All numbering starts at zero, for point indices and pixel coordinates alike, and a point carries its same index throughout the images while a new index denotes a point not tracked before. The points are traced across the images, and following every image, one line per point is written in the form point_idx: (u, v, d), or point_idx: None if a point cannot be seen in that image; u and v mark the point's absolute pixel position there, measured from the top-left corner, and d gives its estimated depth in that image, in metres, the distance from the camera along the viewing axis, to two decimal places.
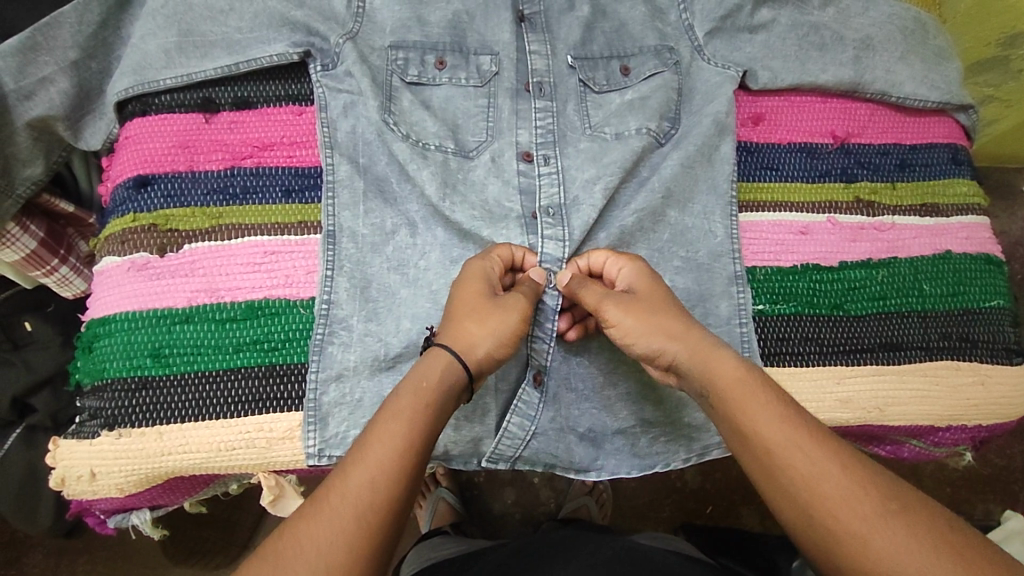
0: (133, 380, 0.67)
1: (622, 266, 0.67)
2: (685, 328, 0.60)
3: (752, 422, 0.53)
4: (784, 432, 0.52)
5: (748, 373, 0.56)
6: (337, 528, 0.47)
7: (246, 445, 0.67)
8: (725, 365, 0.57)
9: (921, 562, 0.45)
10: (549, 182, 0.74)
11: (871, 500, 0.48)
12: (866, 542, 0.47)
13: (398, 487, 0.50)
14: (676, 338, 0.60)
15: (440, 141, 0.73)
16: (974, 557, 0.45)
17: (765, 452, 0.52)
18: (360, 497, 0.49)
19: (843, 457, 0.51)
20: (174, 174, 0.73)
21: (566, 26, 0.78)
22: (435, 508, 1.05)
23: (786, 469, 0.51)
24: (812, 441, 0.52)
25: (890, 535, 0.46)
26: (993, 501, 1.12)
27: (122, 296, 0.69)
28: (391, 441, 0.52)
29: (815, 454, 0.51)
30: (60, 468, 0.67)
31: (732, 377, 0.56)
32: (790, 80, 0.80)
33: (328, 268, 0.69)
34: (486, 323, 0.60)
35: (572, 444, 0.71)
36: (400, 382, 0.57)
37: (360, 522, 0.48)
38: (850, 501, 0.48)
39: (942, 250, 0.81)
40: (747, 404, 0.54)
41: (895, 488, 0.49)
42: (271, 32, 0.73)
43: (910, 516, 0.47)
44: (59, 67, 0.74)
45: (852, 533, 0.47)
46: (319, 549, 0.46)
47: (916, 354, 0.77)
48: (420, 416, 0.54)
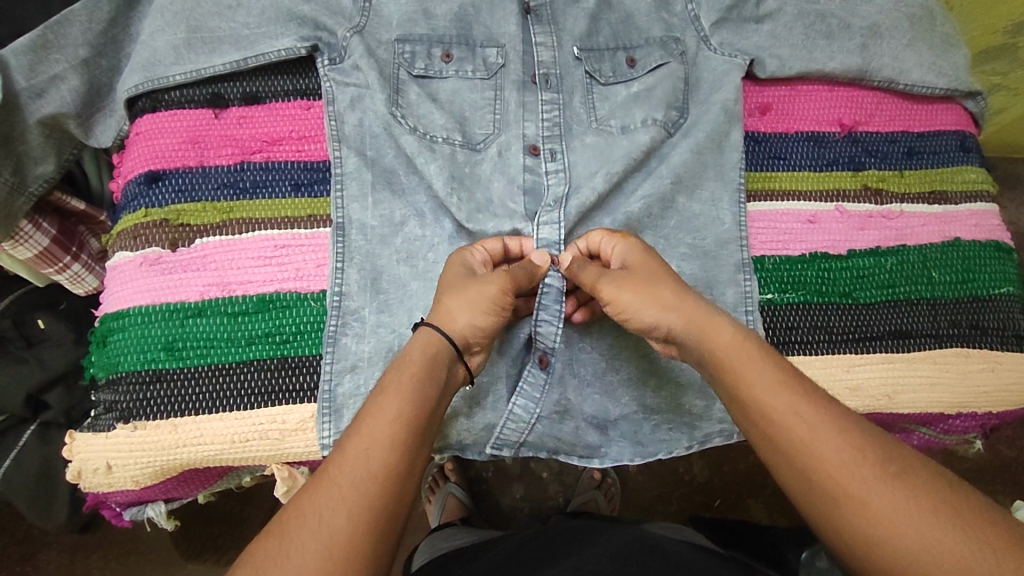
0: (147, 372, 0.68)
1: (617, 245, 0.66)
2: (680, 299, 0.59)
3: (751, 389, 0.53)
4: (782, 400, 0.52)
5: (746, 341, 0.55)
6: (339, 501, 0.48)
7: (260, 436, 0.67)
8: (722, 337, 0.56)
9: (921, 524, 0.45)
10: (556, 178, 0.74)
11: (871, 464, 0.48)
12: (866, 503, 0.47)
13: (399, 457, 0.51)
14: (671, 308, 0.59)
15: (448, 133, 0.74)
16: (973, 520, 0.45)
17: (764, 418, 0.52)
18: (360, 469, 0.49)
19: (843, 420, 0.51)
20: (184, 169, 0.73)
21: (571, 18, 0.78)
22: (444, 504, 1.05)
23: (786, 435, 0.51)
24: (814, 405, 0.51)
25: (890, 499, 0.47)
26: (1003, 492, 1.11)
27: (136, 291, 0.70)
28: (391, 414, 0.52)
29: (814, 421, 0.50)
30: (77, 460, 0.68)
31: (729, 346, 0.55)
32: (797, 68, 0.80)
33: (339, 261, 0.70)
34: (461, 295, 0.61)
35: (584, 434, 0.72)
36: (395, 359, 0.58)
37: (366, 494, 0.49)
38: (849, 467, 0.48)
39: (950, 237, 0.81)
40: (745, 371, 0.54)
41: (895, 451, 0.49)
42: (279, 27, 0.74)
43: (907, 479, 0.47)
44: (69, 65, 0.74)
45: (851, 496, 0.48)
46: (323, 521, 0.47)
47: (926, 341, 0.77)
48: (417, 389, 0.54)
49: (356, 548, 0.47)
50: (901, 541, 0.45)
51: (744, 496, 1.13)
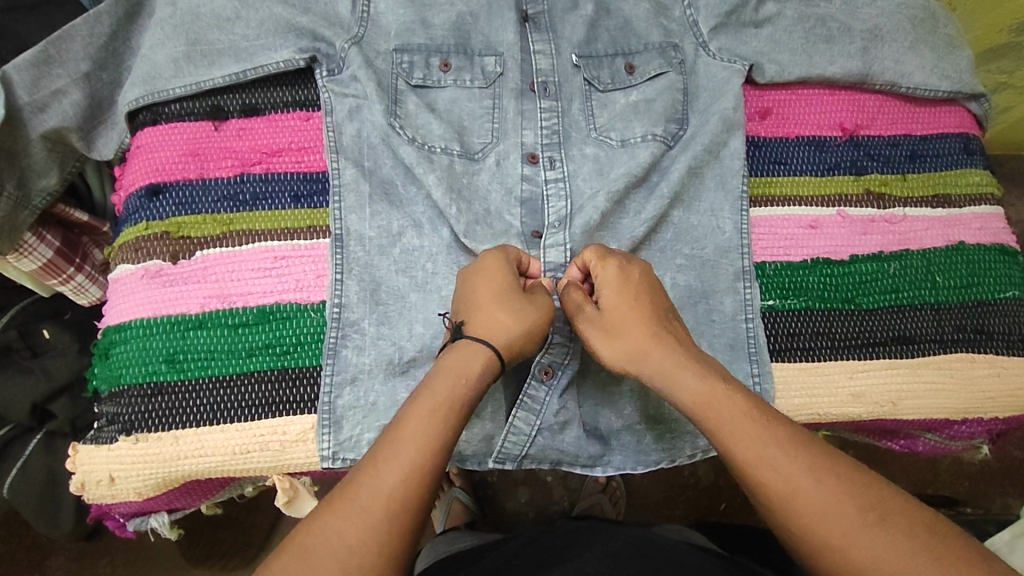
0: (149, 385, 0.68)
1: (608, 270, 0.63)
2: (646, 350, 0.59)
3: (727, 440, 0.54)
4: (763, 450, 0.53)
5: (716, 390, 0.56)
6: (360, 525, 0.50)
7: (261, 448, 0.67)
8: (689, 388, 0.57)
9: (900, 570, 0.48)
10: (555, 193, 0.74)
11: (852, 510, 0.50)
12: (847, 551, 0.49)
13: (421, 483, 0.52)
14: (636, 359, 0.59)
15: (446, 144, 0.74)
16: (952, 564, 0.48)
17: (744, 471, 0.53)
18: (380, 495, 0.51)
19: (826, 465, 0.52)
20: (184, 182, 0.74)
21: (569, 25, 0.78)
22: (449, 508, 1.04)
23: (765, 480, 0.52)
24: (794, 450, 0.53)
25: (870, 547, 0.49)
26: (1013, 494, 1.10)
27: (137, 304, 0.70)
28: (414, 438, 0.53)
29: (794, 469, 0.52)
30: (81, 473, 0.69)
31: (702, 399, 0.56)
32: (797, 73, 0.80)
33: (338, 272, 0.70)
34: (519, 317, 0.60)
35: (586, 445, 0.71)
36: (440, 374, 0.57)
37: (387, 518, 0.51)
38: (831, 515, 0.50)
39: (954, 241, 0.80)
40: (721, 423, 0.55)
41: (877, 493, 0.51)
42: (277, 38, 0.74)
43: (887, 522, 0.50)
44: (71, 79, 0.75)
45: (833, 545, 0.50)
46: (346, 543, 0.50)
47: (929, 346, 0.76)
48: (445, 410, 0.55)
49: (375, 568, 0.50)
50: None
51: (749, 500, 1.13)
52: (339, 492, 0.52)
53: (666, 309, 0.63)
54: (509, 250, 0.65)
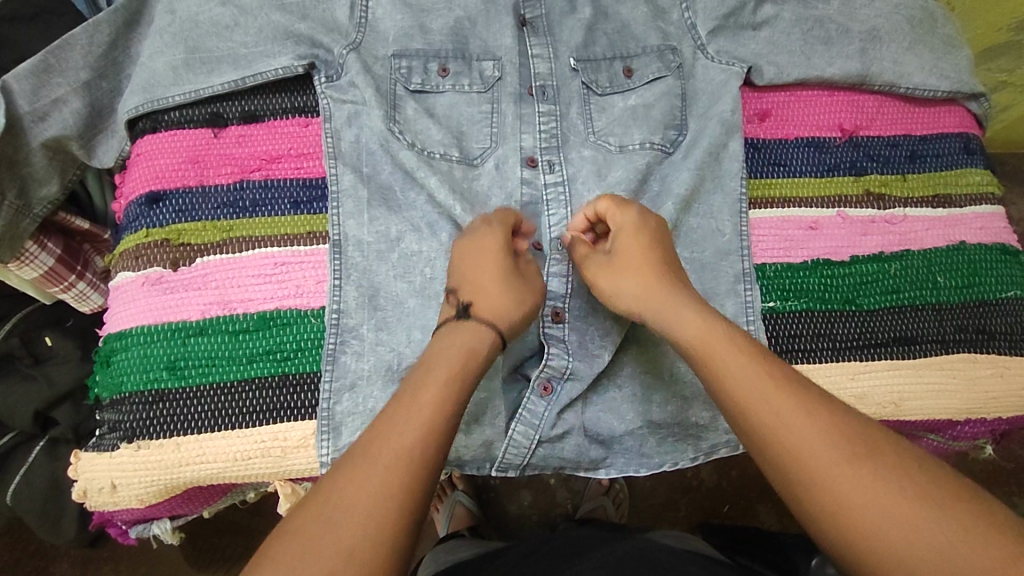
0: (150, 392, 0.68)
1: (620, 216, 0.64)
2: (648, 287, 0.61)
3: (722, 376, 0.54)
4: (752, 384, 0.53)
5: (713, 329, 0.56)
6: (360, 510, 0.48)
7: (262, 454, 0.67)
8: (688, 326, 0.57)
9: (891, 503, 0.47)
10: (555, 200, 0.75)
11: (841, 446, 0.49)
12: (829, 484, 0.48)
13: (423, 467, 0.51)
14: (642, 296, 0.61)
15: (445, 151, 0.74)
16: (945, 498, 0.47)
17: (732, 404, 0.53)
18: (378, 481, 0.49)
19: (816, 403, 0.52)
20: (184, 190, 0.74)
21: (567, 29, 0.78)
22: (452, 512, 1.05)
23: (759, 417, 0.52)
24: (783, 389, 0.52)
25: (853, 479, 0.48)
26: (1018, 493, 1.10)
27: (138, 312, 0.70)
28: (417, 422, 0.52)
29: (782, 403, 0.52)
30: (83, 480, 0.69)
31: (698, 336, 0.57)
32: (795, 75, 0.80)
33: (336, 278, 0.70)
34: (517, 297, 0.62)
35: (587, 450, 0.71)
36: (448, 349, 0.58)
37: (391, 503, 0.49)
38: (817, 448, 0.49)
39: (955, 240, 0.80)
40: (716, 359, 0.55)
41: (868, 431, 0.50)
42: (276, 45, 0.74)
43: (877, 458, 0.49)
44: (71, 88, 0.75)
45: (823, 480, 0.49)
46: (345, 529, 0.47)
47: (931, 347, 0.76)
48: (450, 388, 0.55)
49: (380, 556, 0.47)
50: (864, 519, 0.47)
51: (753, 502, 1.12)
52: (333, 477, 0.51)
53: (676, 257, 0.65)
54: (502, 220, 0.66)
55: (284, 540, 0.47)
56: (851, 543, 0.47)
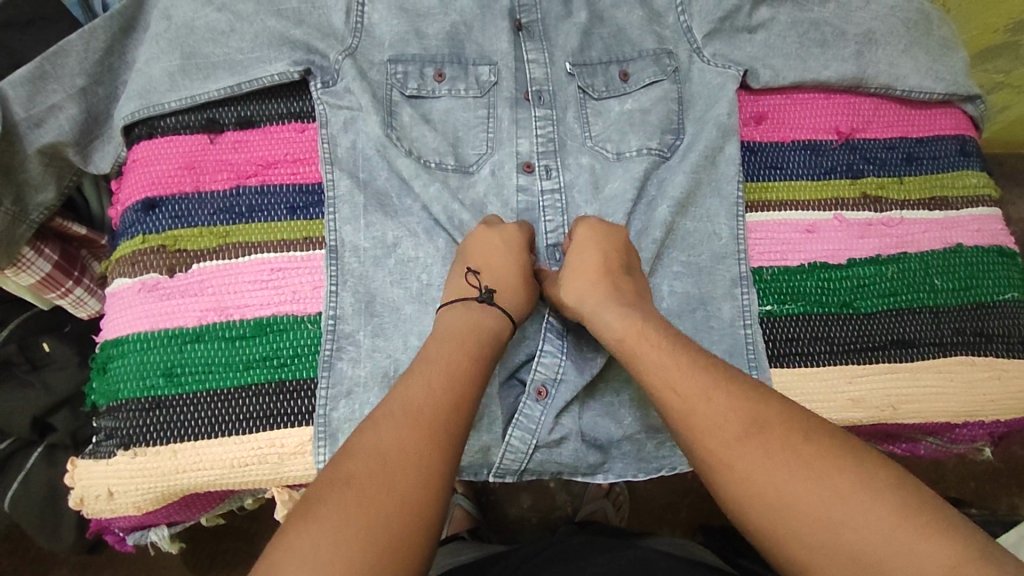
0: (146, 399, 0.68)
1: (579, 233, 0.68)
2: (593, 288, 0.64)
3: (640, 364, 0.57)
4: (665, 371, 0.55)
5: (634, 323, 0.60)
6: (399, 492, 0.49)
7: (259, 461, 0.67)
8: (613, 322, 0.61)
9: (780, 476, 0.48)
10: (552, 208, 0.75)
11: (742, 420, 0.51)
12: (730, 464, 0.50)
13: (448, 444, 0.52)
14: (585, 295, 0.64)
15: (440, 159, 0.74)
16: (834, 470, 0.47)
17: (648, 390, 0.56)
18: (412, 462, 0.50)
19: (726, 384, 0.54)
20: (181, 196, 0.74)
21: (563, 33, 0.78)
22: (451, 514, 1.03)
23: (669, 402, 0.54)
24: (697, 371, 0.55)
25: (748, 457, 0.49)
26: (1019, 494, 1.10)
27: (134, 318, 0.70)
28: (439, 406, 0.54)
29: (691, 386, 0.54)
30: (79, 488, 0.69)
31: (622, 329, 0.60)
32: (791, 78, 0.80)
33: (332, 284, 0.70)
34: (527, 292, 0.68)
35: (585, 456, 0.71)
36: (472, 329, 0.61)
37: (430, 484, 0.50)
38: (718, 428, 0.51)
39: (952, 243, 0.80)
40: (635, 350, 0.58)
41: (774, 413, 0.52)
42: (272, 51, 0.74)
43: (777, 435, 0.50)
44: (67, 94, 0.75)
45: (720, 455, 0.50)
46: (388, 512, 0.47)
47: (929, 350, 0.76)
48: (470, 373, 0.57)
49: (422, 535, 0.48)
50: (760, 496, 0.48)
51: None
52: (364, 463, 0.50)
53: (635, 265, 0.68)
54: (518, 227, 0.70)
55: (318, 528, 0.46)
56: (744, 514, 0.49)
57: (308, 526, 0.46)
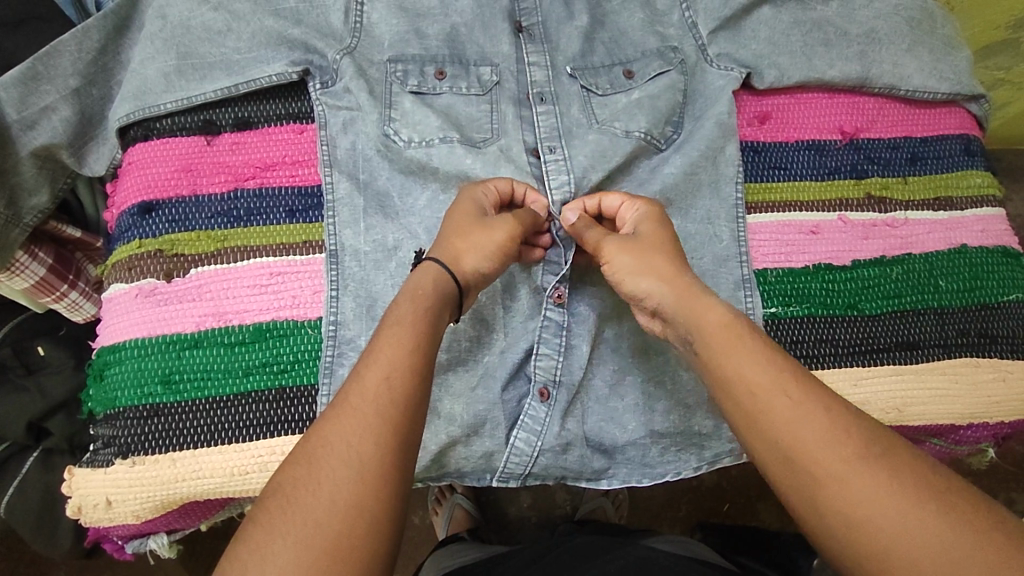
0: (145, 407, 0.67)
1: (636, 209, 0.66)
2: (676, 272, 0.59)
3: (734, 367, 0.52)
4: (763, 375, 0.51)
5: (732, 321, 0.54)
6: (330, 496, 0.45)
7: (260, 469, 0.66)
8: (715, 309, 0.55)
9: (897, 508, 0.44)
10: (554, 172, 0.73)
11: (853, 445, 0.47)
12: (845, 484, 0.46)
13: (398, 436, 0.48)
14: (665, 281, 0.58)
15: (444, 134, 0.72)
16: (957, 507, 0.44)
17: (742, 394, 0.51)
18: (357, 457, 0.46)
19: (833, 402, 0.50)
20: (177, 199, 0.73)
21: (565, 35, 0.77)
22: (451, 515, 1.04)
23: (770, 413, 0.50)
24: (796, 386, 0.50)
25: (865, 478, 0.46)
26: (1016, 489, 1.10)
27: (130, 324, 0.69)
28: (374, 394, 0.49)
29: (795, 397, 0.50)
30: (77, 496, 0.68)
31: (718, 324, 0.54)
32: (796, 77, 0.79)
33: (333, 289, 0.69)
34: (478, 235, 0.61)
35: (589, 461, 0.70)
36: (408, 284, 0.57)
37: (361, 484, 0.45)
38: (829, 444, 0.47)
39: (957, 244, 0.80)
40: (733, 352, 0.53)
41: (881, 434, 0.48)
42: (269, 51, 0.73)
43: (892, 462, 0.46)
44: (60, 95, 0.74)
45: (825, 480, 0.46)
46: (317, 521, 0.44)
47: (934, 351, 0.76)
48: (413, 350, 0.51)
49: (362, 540, 0.44)
50: (879, 522, 0.44)
51: (753, 500, 1.12)
52: (292, 471, 0.46)
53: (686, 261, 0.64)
54: (489, 180, 0.67)
55: (246, 547, 0.43)
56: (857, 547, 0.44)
57: (234, 546, 0.44)
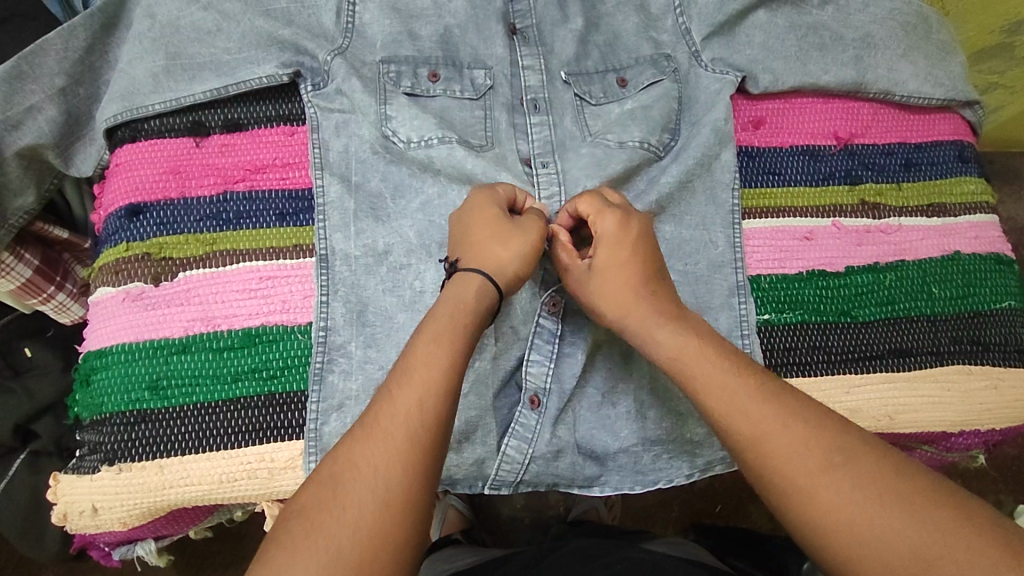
0: (132, 413, 0.66)
1: (598, 220, 0.62)
2: (628, 304, 0.59)
3: (699, 391, 0.53)
4: (725, 396, 0.52)
5: (688, 343, 0.55)
6: (340, 504, 0.46)
7: (249, 476, 0.66)
8: (663, 342, 0.56)
9: (869, 510, 0.46)
10: (546, 181, 0.72)
11: (818, 455, 0.48)
12: (815, 496, 0.47)
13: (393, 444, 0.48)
14: (620, 313, 0.59)
15: (441, 135, 0.72)
16: (928, 505, 0.45)
17: (709, 416, 0.53)
18: (357, 471, 0.47)
19: (797, 412, 0.51)
20: (166, 202, 0.72)
21: (559, 39, 0.76)
22: (444, 516, 1.02)
23: (736, 432, 0.51)
24: (761, 399, 0.51)
25: (832, 487, 0.47)
26: (1005, 491, 1.10)
27: (118, 329, 0.68)
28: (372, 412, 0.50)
29: (757, 414, 0.51)
30: (62, 503, 0.67)
31: (675, 350, 0.56)
32: (791, 82, 0.79)
33: (323, 294, 0.68)
34: (509, 245, 0.59)
35: (581, 468, 0.70)
36: (445, 303, 0.56)
37: (366, 497, 0.47)
38: (795, 457, 0.48)
39: (950, 251, 0.80)
40: (694, 375, 0.54)
41: (845, 438, 0.49)
42: (260, 51, 0.72)
43: (858, 467, 0.48)
44: (46, 95, 0.73)
45: (799, 486, 0.48)
46: (329, 536, 0.45)
47: (927, 359, 0.76)
48: (411, 360, 0.52)
49: (381, 540, 0.45)
50: (851, 529, 0.46)
51: (746, 501, 1.12)
52: (305, 489, 0.48)
53: (660, 273, 0.61)
54: (493, 188, 0.64)
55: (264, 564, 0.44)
56: (834, 552, 0.46)
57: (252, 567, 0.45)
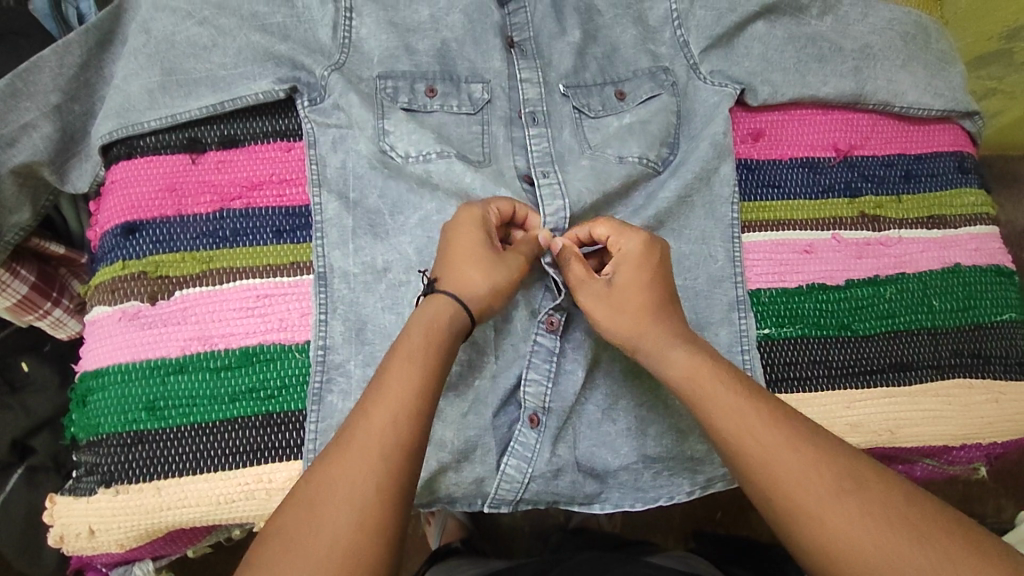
0: (128, 434, 0.66)
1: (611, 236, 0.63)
2: (642, 323, 0.59)
3: (709, 412, 0.53)
4: (734, 418, 0.52)
5: (699, 364, 0.55)
6: (328, 530, 0.46)
7: (247, 497, 0.65)
8: (677, 361, 0.56)
9: (878, 536, 0.46)
10: (549, 195, 0.71)
11: (828, 479, 0.48)
12: (825, 520, 0.47)
13: (393, 473, 0.49)
14: (632, 330, 0.59)
15: (440, 150, 0.71)
16: (936, 531, 0.46)
17: (718, 437, 0.52)
18: (351, 496, 0.47)
19: (807, 435, 0.51)
20: (162, 220, 0.71)
21: (557, 51, 0.76)
22: (443, 525, 1.04)
23: (746, 454, 0.51)
24: (770, 421, 0.51)
25: (843, 512, 0.47)
26: (1006, 496, 1.10)
27: (114, 348, 0.68)
28: (370, 435, 0.49)
29: (767, 436, 0.50)
30: (59, 525, 0.66)
31: (686, 370, 0.55)
32: (790, 94, 0.79)
33: (322, 312, 0.68)
34: (484, 268, 0.59)
35: (581, 486, 0.69)
36: (407, 323, 0.56)
37: (357, 524, 0.46)
38: (804, 480, 0.48)
39: (951, 263, 0.79)
40: (705, 396, 0.53)
41: (853, 462, 0.49)
42: (256, 67, 0.72)
43: (866, 491, 0.48)
44: (41, 112, 0.72)
45: (809, 510, 0.47)
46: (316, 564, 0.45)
47: (928, 373, 0.75)
48: (416, 385, 0.52)
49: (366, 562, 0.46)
50: (860, 554, 0.46)
51: (747, 510, 1.12)
52: (291, 513, 0.47)
53: (671, 291, 0.62)
54: (490, 202, 0.64)
55: None
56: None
57: None
